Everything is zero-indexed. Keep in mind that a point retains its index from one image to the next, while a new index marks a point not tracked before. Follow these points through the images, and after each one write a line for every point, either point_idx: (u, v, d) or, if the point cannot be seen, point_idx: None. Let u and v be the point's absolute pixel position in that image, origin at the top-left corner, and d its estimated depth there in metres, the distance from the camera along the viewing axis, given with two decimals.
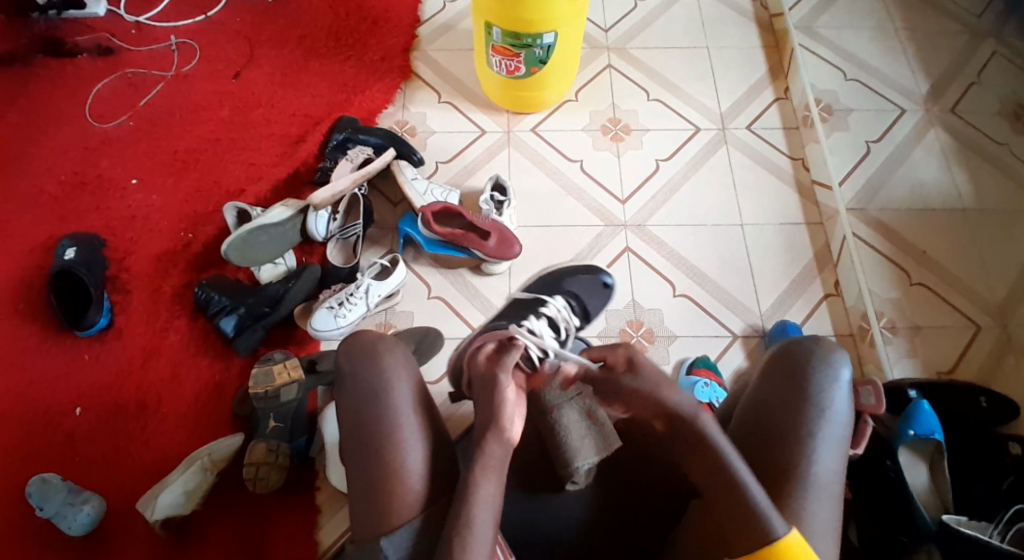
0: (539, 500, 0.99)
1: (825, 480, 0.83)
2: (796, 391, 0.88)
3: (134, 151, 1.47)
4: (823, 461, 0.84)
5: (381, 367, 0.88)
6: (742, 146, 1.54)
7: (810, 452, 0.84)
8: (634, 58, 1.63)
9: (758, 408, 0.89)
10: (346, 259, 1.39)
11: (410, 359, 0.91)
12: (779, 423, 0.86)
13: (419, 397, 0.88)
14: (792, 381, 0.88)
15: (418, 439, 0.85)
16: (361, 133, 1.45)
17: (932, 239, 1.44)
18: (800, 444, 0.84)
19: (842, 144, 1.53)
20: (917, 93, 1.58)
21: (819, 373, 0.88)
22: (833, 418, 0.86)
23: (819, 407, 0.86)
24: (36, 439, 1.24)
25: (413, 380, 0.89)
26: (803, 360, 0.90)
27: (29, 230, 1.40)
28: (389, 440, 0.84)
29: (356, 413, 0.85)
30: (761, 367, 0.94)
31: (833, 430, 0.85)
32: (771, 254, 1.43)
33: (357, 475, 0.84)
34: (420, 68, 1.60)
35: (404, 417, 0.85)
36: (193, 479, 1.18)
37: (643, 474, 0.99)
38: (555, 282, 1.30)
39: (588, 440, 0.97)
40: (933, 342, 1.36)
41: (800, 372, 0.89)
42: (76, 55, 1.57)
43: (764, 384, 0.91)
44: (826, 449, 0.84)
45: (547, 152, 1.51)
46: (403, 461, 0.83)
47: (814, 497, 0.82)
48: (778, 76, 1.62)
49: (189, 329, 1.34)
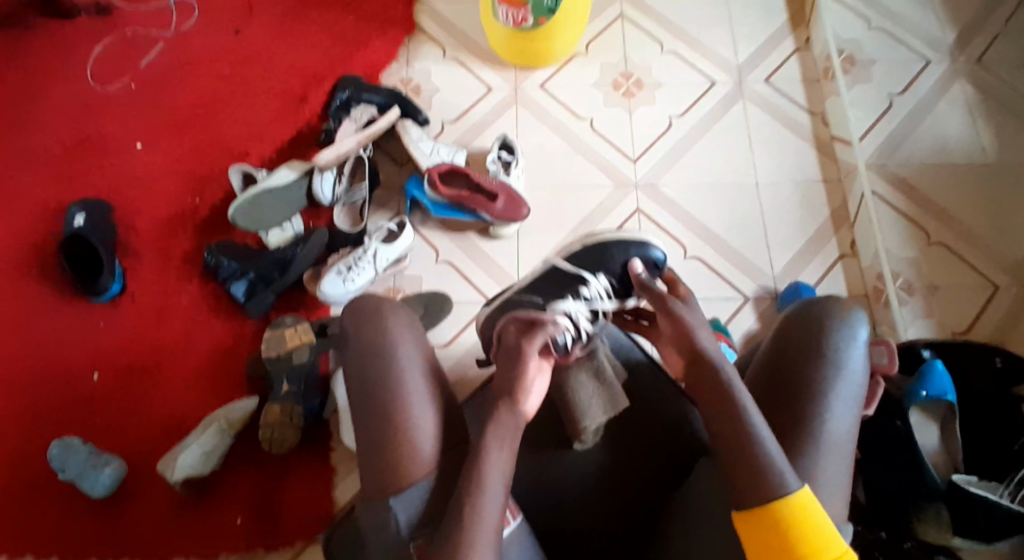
0: (547, 468, 1.00)
1: (836, 438, 0.83)
2: (811, 349, 0.87)
3: (137, 113, 1.46)
4: (836, 419, 0.84)
5: (385, 330, 0.90)
6: (759, 101, 1.48)
7: (822, 410, 0.84)
8: (646, 7, 1.57)
9: (772, 366, 0.89)
10: (354, 223, 1.37)
11: (414, 324, 0.94)
12: (792, 380, 0.86)
13: (424, 358, 0.90)
14: (806, 340, 0.88)
15: (426, 399, 0.86)
16: (365, 92, 1.42)
17: (953, 195, 1.39)
18: (812, 403, 0.84)
19: (864, 96, 1.47)
20: (943, 42, 1.50)
21: (835, 331, 0.88)
22: (848, 377, 0.85)
23: (834, 365, 0.86)
24: (58, 401, 1.28)
25: (420, 343, 0.91)
26: (819, 318, 0.89)
27: (38, 195, 1.40)
28: (397, 400, 0.85)
29: (364, 372, 0.87)
30: (777, 325, 0.94)
31: (847, 388, 0.85)
32: (786, 213, 1.40)
33: (364, 447, 0.85)
34: (424, 21, 1.54)
35: (411, 378, 0.86)
36: (210, 440, 1.22)
37: (652, 435, 1.01)
38: (603, 253, 1.10)
39: (597, 401, 0.99)
40: (950, 302, 1.33)
41: (816, 331, 0.89)
42: (73, 12, 1.53)
43: (779, 343, 0.91)
44: (839, 408, 0.84)
45: (555, 109, 1.47)
46: (410, 421, 0.84)
47: (824, 456, 0.82)
48: (799, 24, 1.55)
49: (202, 293, 1.35)
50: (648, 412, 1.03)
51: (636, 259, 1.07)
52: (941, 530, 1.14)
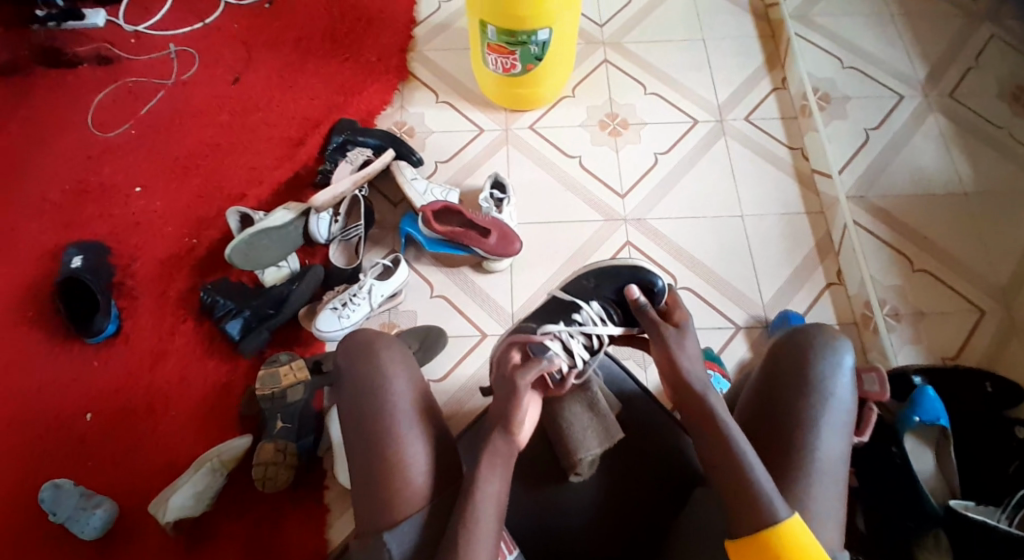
0: (546, 492, 1.00)
1: (828, 463, 0.84)
2: (798, 378, 0.88)
3: (136, 158, 1.49)
4: (827, 446, 0.85)
5: (378, 365, 0.89)
6: (740, 138, 1.54)
7: (812, 436, 0.85)
8: (629, 52, 1.63)
9: (761, 395, 0.90)
10: (348, 260, 1.40)
11: (409, 357, 0.93)
12: (781, 410, 0.87)
13: (417, 392, 0.89)
14: (794, 367, 0.89)
15: (419, 432, 0.86)
16: (360, 135, 1.46)
17: (933, 224, 1.43)
18: (802, 430, 0.85)
19: (841, 132, 1.53)
20: (914, 78, 1.57)
21: (822, 358, 0.89)
22: (835, 404, 0.86)
23: (822, 392, 0.87)
24: (48, 444, 1.26)
25: (413, 377, 0.91)
26: (804, 345, 0.90)
27: (36, 238, 1.42)
28: (390, 437, 0.85)
29: (357, 409, 0.87)
30: (764, 352, 0.94)
31: (836, 416, 0.86)
32: (772, 243, 1.44)
33: (360, 470, 0.85)
34: (417, 68, 1.60)
35: (403, 415, 0.86)
36: (202, 481, 1.20)
37: (647, 462, 1.01)
38: (595, 282, 1.10)
39: (591, 433, 0.98)
40: (937, 328, 1.35)
41: (802, 358, 0.89)
42: (76, 64, 1.59)
43: (766, 372, 0.91)
44: (829, 434, 0.85)
45: (545, 148, 1.52)
46: (405, 457, 0.84)
47: (818, 481, 0.83)
48: (775, 66, 1.62)
49: (196, 332, 1.35)
50: (642, 440, 1.02)
51: (632, 284, 1.04)
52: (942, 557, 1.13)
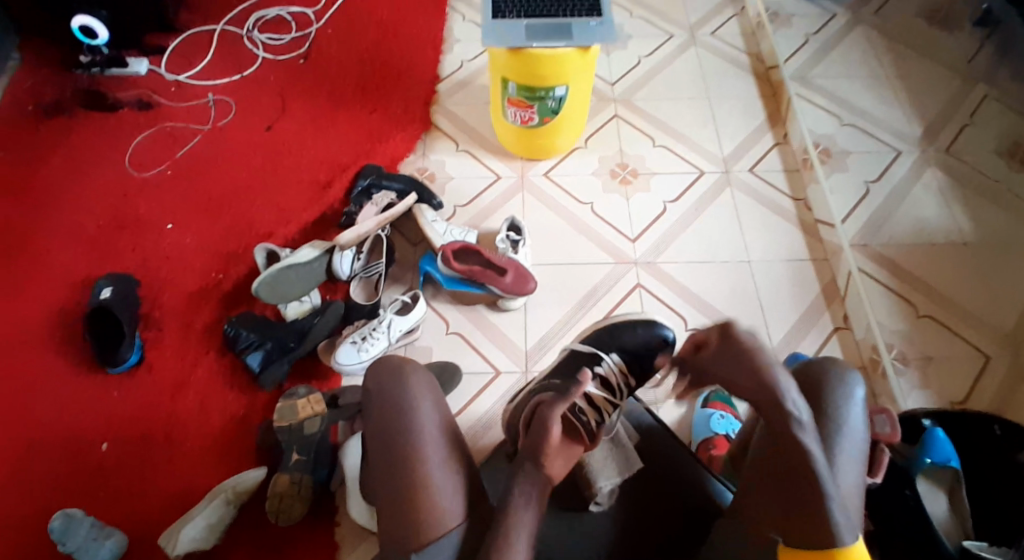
0: (564, 515, 1.00)
1: (845, 492, 0.83)
2: (811, 408, 0.87)
3: (170, 197, 1.56)
4: (842, 476, 0.83)
5: (406, 388, 0.92)
6: (746, 189, 1.61)
7: (828, 465, 0.84)
8: (639, 108, 1.73)
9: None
10: (368, 296, 1.45)
11: (433, 382, 0.96)
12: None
13: (443, 420, 0.92)
14: (808, 398, 0.89)
15: (444, 453, 0.88)
16: (385, 179, 1.53)
17: (938, 273, 1.48)
18: (818, 460, 0.84)
19: (841, 184, 1.60)
20: (912, 135, 1.65)
21: (835, 390, 0.88)
22: (849, 435, 0.85)
23: (836, 422, 0.86)
24: (64, 472, 1.27)
25: (438, 402, 0.93)
26: (818, 379, 0.90)
27: (68, 269, 1.47)
28: (419, 462, 0.87)
29: (383, 430, 0.89)
30: None
31: (851, 445, 0.85)
32: (779, 288, 1.48)
33: (386, 487, 0.87)
34: (440, 120, 1.69)
35: (433, 441, 0.88)
36: (217, 512, 1.19)
37: (668, 500, 1.00)
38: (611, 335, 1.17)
39: (611, 461, 0.99)
40: (943, 372, 1.38)
41: (816, 390, 0.89)
42: (119, 108, 1.68)
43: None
44: (843, 463, 0.84)
45: (559, 195, 1.59)
46: (432, 480, 0.86)
47: (834, 508, 0.81)
48: (776, 122, 1.71)
49: (217, 364, 1.38)
50: (660, 473, 1.02)
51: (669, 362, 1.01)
52: None
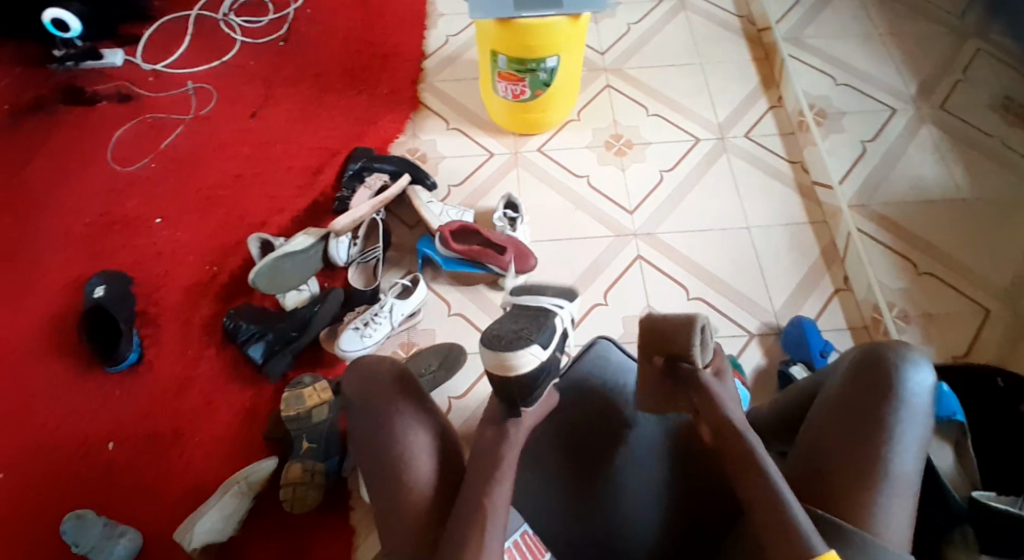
0: None
1: (903, 477, 0.82)
2: (877, 390, 0.86)
3: (158, 191, 1.54)
4: (902, 459, 0.83)
5: (380, 388, 0.93)
6: (741, 154, 1.59)
7: (889, 449, 0.83)
8: (631, 78, 1.70)
9: (838, 411, 0.87)
10: (367, 282, 1.42)
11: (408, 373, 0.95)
12: (859, 424, 0.85)
13: (421, 410, 0.91)
14: (874, 381, 0.87)
15: (427, 450, 0.88)
16: (377, 162, 1.51)
17: (936, 230, 1.47)
18: (879, 444, 0.83)
19: (838, 145, 1.59)
20: (905, 94, 1.62)
21: (904, 372, 0.87)
22: (912, 415, 0.85)
23: (900, 404, 0.85)
24: (71, 472, 1.26)
25: (415, 394, 0.93)
26: (882, 358, 0.88)
27: (58, 269, 1.45)
28: (402, 459, 0.87)
29: (366, 432, 0.90)
30: (840, 369, 0.92)
31: (913, 430, 0.84)
32: (779, 253, 1.48)
33: (376, 486, 0.88)
34: (428, 98, 1.66)
35: (412, 434, 0.89)
36: (230, 504, 1.16)
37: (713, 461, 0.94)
38: None
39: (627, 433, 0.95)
40: (944, 328, 1.37)
41: (881, 370, 0.87)
42: (97, 102, 1.65)
43: (841, 388, 0.89)
44: (906, 448, 0.83)
45: (556, 170, 1.57)
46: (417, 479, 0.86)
47: (891, 495, 0.81)
48: (770, 86, 1.69)
49: (219, 357, 1.36)
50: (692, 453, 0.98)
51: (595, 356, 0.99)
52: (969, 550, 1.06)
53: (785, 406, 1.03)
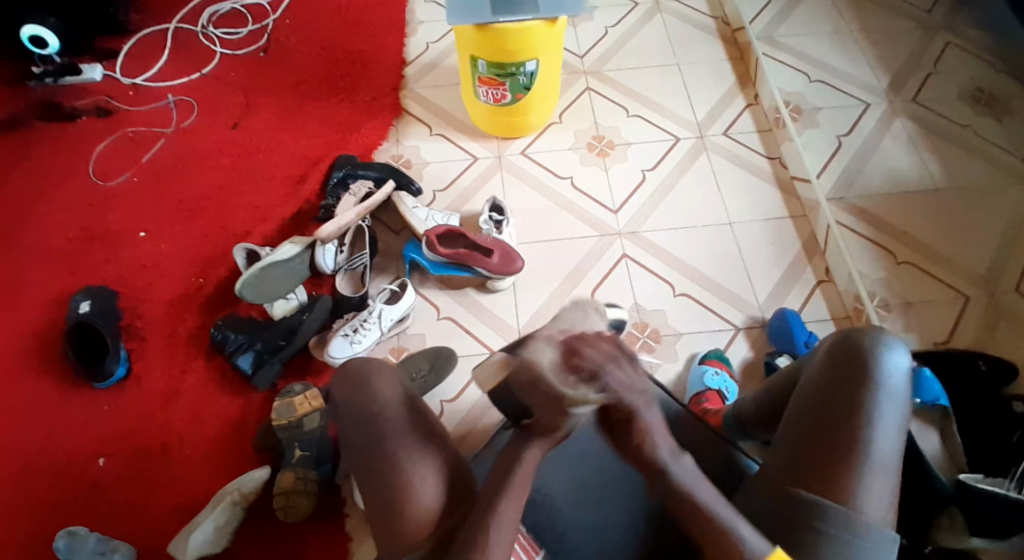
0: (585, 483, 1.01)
1: (882, 457, 0.83)
2: (854, 375, 0.87)
3: (140, 204, 1.53)
4: (882, 441, 0.83)
5: (374, 393, 0.93)
6: (721, 151, 1.62)
7: (868, 432, 0.83)
8: (610, 80, 1.73)
9: (816, 397, 0.88)
10: (355, 288, 1.43)
11: (401, 381, 0.97)
12: (837, 408, 0.86)
13: (418, 412, 0.93)
14: (851, 365, 0.88)
15: (430, 452, 0.88)
16: (361, 169, 1.52)
17: (913, 220, 1.49)
18: (857, 426, 0.84)
19: (814, 140, 1.61)
20: (879, 88, 1.66)
21: (880, 357, 0.88)
22: (890, 398, 0.86)
23: (878, 386, 0.86)
24: (59, 489, 1.24)
25: (411, 398, 0.94)
26: (859, 342, 0.89)
27: (41, 286, 1.43)
28: (398, 461, 0.87)
29: (364, 435, 0.90)
30: (816, 355, 0.93)
31: (892, 411, 0.85)
32: (760, 247, 1.50)
33: (376, 486, 0.86)
34: (410, 105, 1.67)
35: (405, 435, 0.89)
36: (223, 516, 1.15)
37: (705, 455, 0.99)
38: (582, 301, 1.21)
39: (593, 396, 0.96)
40: (925, 315, 1.39)
41: (858, 356, 0.88)
42: (75, 117, 1.64)
43: (819, 374, 0.90)
44: (885, 429, 0.84)
45: (539, 172, 1.58)
46: (417, 476, 0.86)
47: (872, 476, 0.82)
48: (746, 84, 1.72)
49: (207, 368, 1.36)
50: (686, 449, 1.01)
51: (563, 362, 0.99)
52: (957, 532, 1.07)
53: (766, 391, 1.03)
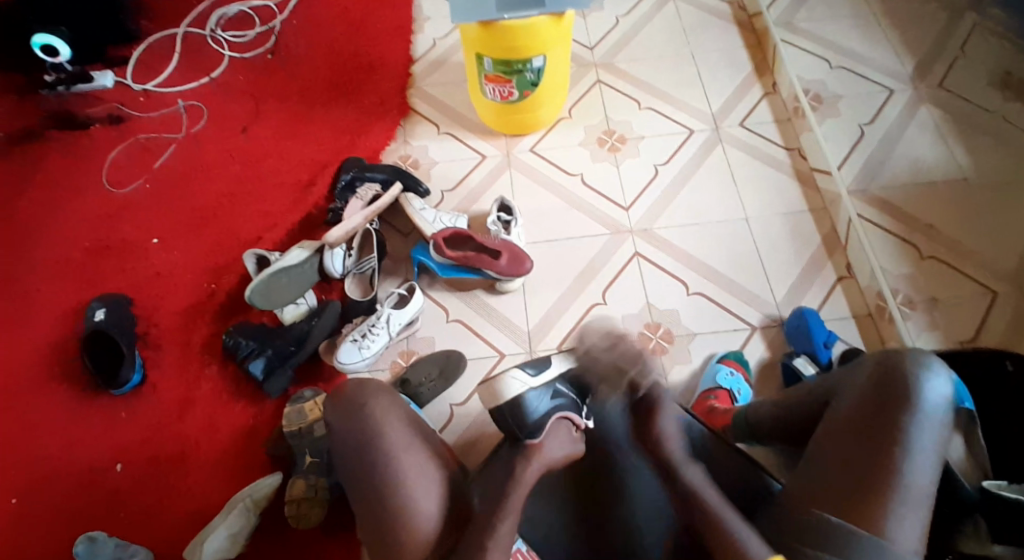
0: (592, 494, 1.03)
1: (919, 486, 0.79)
2: (891, 401, 0.84)
3: (154, 212, 1.55)
4: (918, 472, 0.80)
5: (367, 415, 0.93)
6: (736, 143, 1.58)
7: (905, 461, 0.80)
8: (621, 72, 1.69)
9: (853, 421, 0.85)
10: (364, 292, 1.42)
11: (394, 399, 0.97)
12: (874, 434, 0.83)
13: (411, 433, 0.94)
14: (892, 391, 0.85)
15: (424, 480, 0.90)
16: (368, 171, 1.51)
17: (939, 211, 1.43)
18: (895, 455, 0.81)
19: (835, 129, 1.55)
20: (902, 72, 1.60)
21: (922, 382, 0.85)
22: (930, 425, 0.82)
23: (918, 414, 0.83)
24: (80, 497, 1.27)
25: (404, 418, 0.95)
26: (900, 368, 0.86)
27: (59, 295, 1.46)
28: (396, 482, 0.89)
29: (357, 463, 0.91)
30: (855, 377, 0.90)
31: (930, 440, 0.81)
32: (778, 243, 1.46)
33: (370, 515, 0.89)
34: (418, 104, 1.66)
35: (405, 455, 0.91)
36: (237, 521, 1.17)
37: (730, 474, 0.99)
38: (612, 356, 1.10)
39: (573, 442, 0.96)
40: (952, 313, 1.34)
41: (898, 382, 0.85)
42: (90, 126, 1.66)
43: (856, 398, 0.87)
44: (922, 461, 0.80)
45: (549, 169, 1.56)
46: (413, 502, 0.88)
47: (907, 508, 0.78)
48: (763, 72, 1.67)
49: (220, 375, 1.37)
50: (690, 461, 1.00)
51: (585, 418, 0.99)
52: (980, 541, 1.00)
53: (793, 405, 1.00)
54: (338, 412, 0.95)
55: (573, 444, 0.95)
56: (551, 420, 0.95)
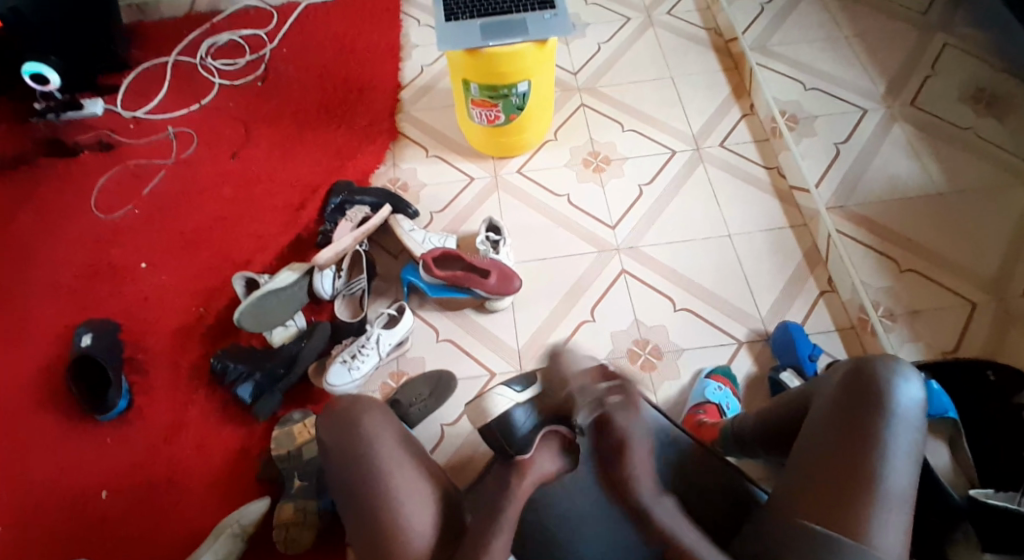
0: None
1: (899, 488, 0.80)
2: (863, 406, 0.85)
3: (142, 238, 1.55)
4: (896, 473, 0.81)
5: (362, 430, 0.93)
6: (718, 163, 1.62)
7: (883, 463, 0.81)
8: (604, 95, 1.73)
9: (830, 425, 0.86)
10: (354, 313, 1.43)
11: (391, 415, 0.97)
12: (848, 438, 0.83)
13: (405, 447, 0.94)
14: (864, 393, 0.86)
15: (421, 497, 0.90)
16: (357, 194, 1.52)
17: (917, 226, 1.47)
18: (872, 457, 0.81)
19: (813, 148, 1.60)
20: (876, 93, 1.65)
21: (894, 385, 0.86)
22: (904, 428, 0.83)
23: (891, 416, 0.84)
24: (63, 525, 1.25)
25: (401, 434, 0.96)
26: (870, 371, 0.88)
27: (44, 322, 1.45)
28: (388, 498, 0.88)
29: (351, 477, 0.91)
30: (830, 381, 0.91)
31: (904, 442, 0.83)
32: (760, 259, 1.48)
33: (363, 534, 0.88)
34: (406, 128, 1.69)
35: (399, 472, 0.90)
36: (226, 547, 1.14)
37: (713, 479, 0.98)
38: None
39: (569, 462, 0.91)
40: (933, 325, 1.36)
41: (868, 385, 0.86)
42: (79, 152, 1.67)
43: (830, 404, 0.88)
44: (898, 462, 0.81)
45: (536, 191, 1.59)
46: (407, 519, 0.87)
47: (889, 508, 0.79)
48: (742, 95, 1.72)
49: (210, 399, 1.36)
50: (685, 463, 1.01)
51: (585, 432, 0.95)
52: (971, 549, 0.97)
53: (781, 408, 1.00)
54: (331, 427, 0.95)
55: (565, 455, 0.91)
56: (541, 435, 0.90)
